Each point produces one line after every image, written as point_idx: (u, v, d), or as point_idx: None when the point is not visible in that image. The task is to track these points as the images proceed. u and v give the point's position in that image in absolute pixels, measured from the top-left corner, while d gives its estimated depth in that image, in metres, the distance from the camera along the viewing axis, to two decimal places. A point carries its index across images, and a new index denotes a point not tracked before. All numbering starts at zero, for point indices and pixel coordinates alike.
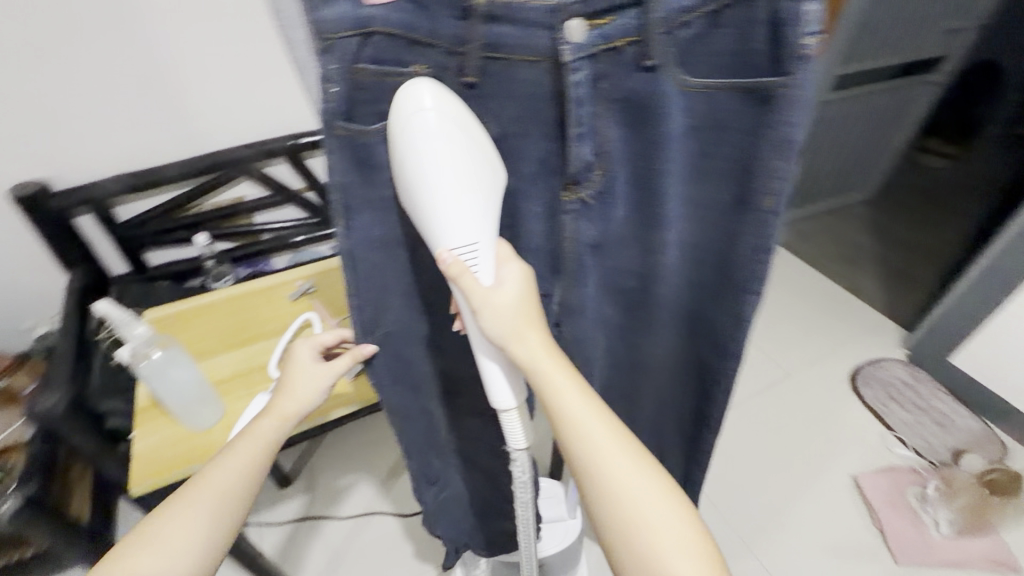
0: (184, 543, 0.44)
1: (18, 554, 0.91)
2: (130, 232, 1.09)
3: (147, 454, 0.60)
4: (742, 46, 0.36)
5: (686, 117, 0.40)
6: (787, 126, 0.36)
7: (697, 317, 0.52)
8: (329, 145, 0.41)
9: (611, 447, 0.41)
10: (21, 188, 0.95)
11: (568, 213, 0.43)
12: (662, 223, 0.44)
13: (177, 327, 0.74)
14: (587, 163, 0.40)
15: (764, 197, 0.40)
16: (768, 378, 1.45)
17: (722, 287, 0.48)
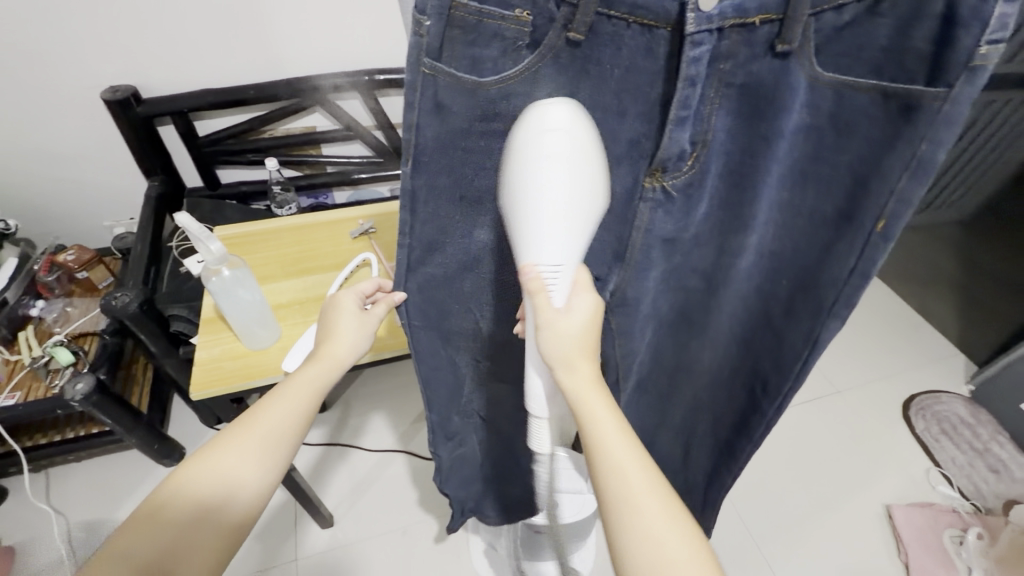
0: (238, 478, 0.45)
1: (87, 429, 1.01)
2: (205, 148, 1.13)
3: (206, 363, 0.62)
4: (899, 38, 0.31)
5: (803, 115, 0.35)
6: (927, 143, 0.32)
7: (758, 329, 0.48)
8: (410, 86, 0.35)
9: (645, 495, 0.38)
10: (112, 92, 0.99)
11: (646, 201, 0.39)
12: (747, 223, 0.41)
13: (243, 249, 0.77)
14: (682, 151, 0.36)
15: (875, 217, 0.35)
16: (813, 391, 1.39)
17: (796, 304, 0.44)
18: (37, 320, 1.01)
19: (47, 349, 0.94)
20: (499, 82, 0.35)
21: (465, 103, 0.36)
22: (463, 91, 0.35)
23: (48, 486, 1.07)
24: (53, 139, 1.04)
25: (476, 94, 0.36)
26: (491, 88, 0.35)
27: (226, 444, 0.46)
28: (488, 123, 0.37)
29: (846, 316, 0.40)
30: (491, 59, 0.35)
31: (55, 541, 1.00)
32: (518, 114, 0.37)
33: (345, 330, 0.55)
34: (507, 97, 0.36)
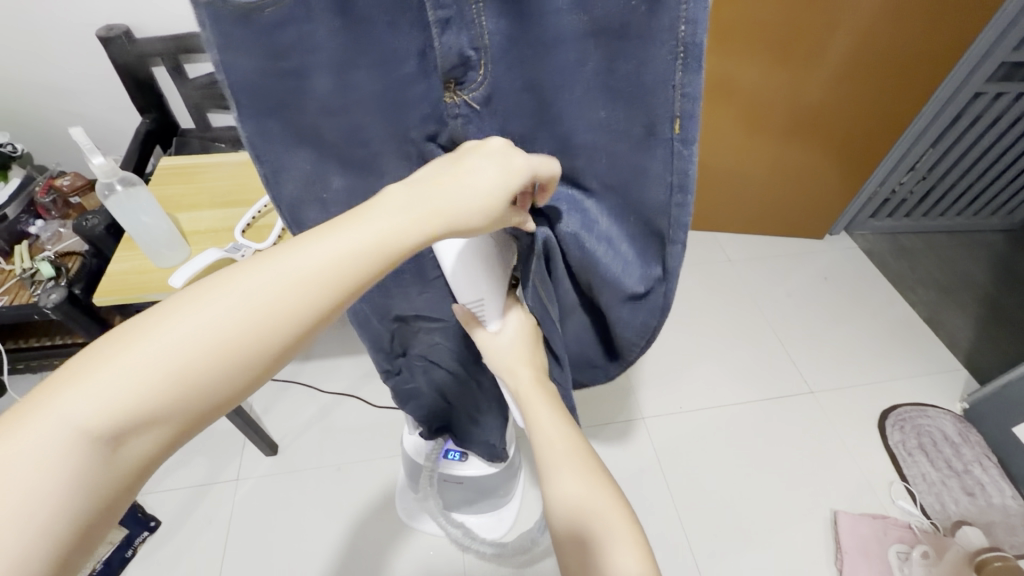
0: (187, 362, 0.31)
1: (71, 339, 1.13)
2: (193, 90, 1.19)
3: (117, 274, 0.68)
4: None
5: (577, 17, 0.36)
6: (686, 27, 0.34)
7: (617, 266, 0.50)
8: (198, 17, 0.36)
9: (572, 459, 0.53)
10: (107, 30, 1.05)
11: (456, 116, 0.44)
12: (570, 136, 0.44)
13: (180, 176, 0.82)
14: (463, 57, 0.39)
15: (670, 120, 0.39)
16: (784, 388, 1.32)
17: (642, 226, 0.47)
18: (34, 237, 1.12)
19: (35, 263, 1.06)
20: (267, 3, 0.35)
21: (244, 32, 0.36)
22: (238, 19, 0.35)
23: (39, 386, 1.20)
24: (54, 71, 1.13)
25: (253, 19, 0.35)
26: (260, 12, 0.35)
27: (125, 369, 0.30)
28: (279, 58, 0.38)
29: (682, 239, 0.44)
30: None
31: None
32: (296, 43, 0.37)
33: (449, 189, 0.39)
34: (283, 24, 0.36)
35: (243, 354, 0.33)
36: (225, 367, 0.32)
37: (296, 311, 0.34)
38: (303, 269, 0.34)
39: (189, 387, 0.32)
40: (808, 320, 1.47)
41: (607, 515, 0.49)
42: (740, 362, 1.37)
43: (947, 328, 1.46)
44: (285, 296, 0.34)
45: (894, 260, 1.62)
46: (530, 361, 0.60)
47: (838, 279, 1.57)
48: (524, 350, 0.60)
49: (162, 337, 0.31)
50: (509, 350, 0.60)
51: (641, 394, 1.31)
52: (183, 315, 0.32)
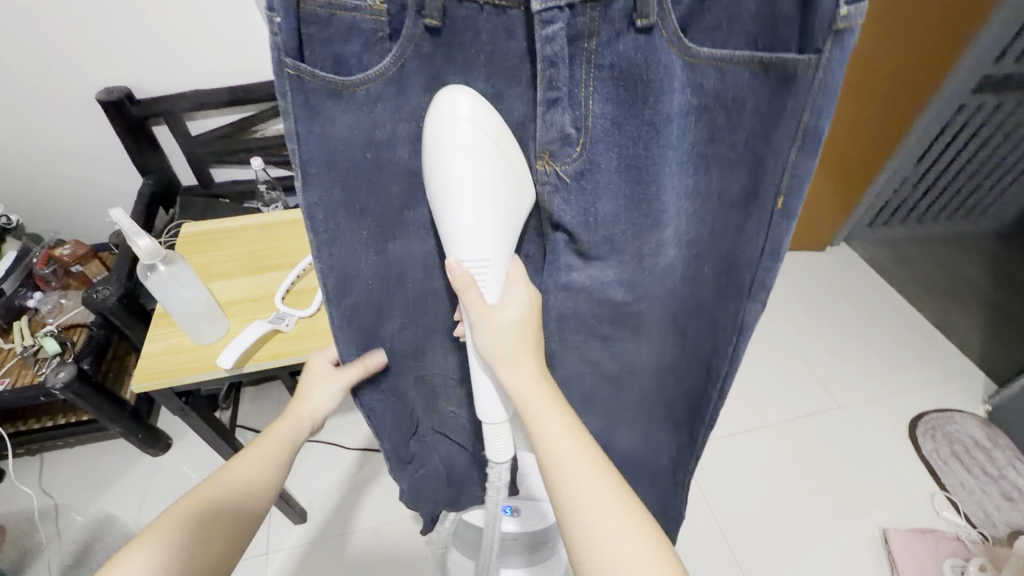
0: (214, 522, 0.46)
1: (78, 417, 1.07)
2: (197, 147, 1.15)
3: (153, 357, 0.64)
4: (768, 5, 0.33)
5: (686, 94, 0.37)
6: (811, 115, 0.35)
7: (689, 308, 0.50)
8: (280, 91, 0.34)
9: (599, 492, 0.40)
10: (106, 93, 1.02)
11: (543, 185, 0.41)
12: (659, 210, 0.42)
13: (204, 245, 0.78)
14: (564, 134, 0.38)
15: (775, 195, 0.39)
16: (813, 405, 1.32)
17: (723, 286, 0.47)
18: (34, 310, 1.06)
19: (38, 339, 1.00)
20: (366, 80, 0.36)
21: (336, 107, 0.36)
22: (330, 94, 0.35)
23: (41, 469, 1.12)
24: (52, 136, 1.08)
25: (343, 96, 0.36)
26: (356, 88, 0.36)
27: (151, 553, 0.42)
28: (369, 129, 0.39)
29: (763, 298, 0.44)
30: (354, 55, 0.35)
31: (41, 527, 1.05)
32: (390, 113, 0.38)
33: (311, 391, 0.58)
34: (379, 99, 0.37)
35: (238, 523, 0.47)
36: (232, 514, 0.47)
37: (260, 498, 0.50)
38: (255, 467, 0.51)
39: (215, 538, 0.45)
40: (825, 334, 1.48)
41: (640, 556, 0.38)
42: (765, 383, 1.37)
43: (957, 331, 1.49)
44: (252, 488, 0.49)
45: (895, 269, 1.66)
46: (530, 354, 0.45)
47: (844, 288, 1.61)
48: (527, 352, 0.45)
49: (183, 516, 0.45)
50: (502, 344, 0.44)
51: None
52: (190, 510, 0.45)
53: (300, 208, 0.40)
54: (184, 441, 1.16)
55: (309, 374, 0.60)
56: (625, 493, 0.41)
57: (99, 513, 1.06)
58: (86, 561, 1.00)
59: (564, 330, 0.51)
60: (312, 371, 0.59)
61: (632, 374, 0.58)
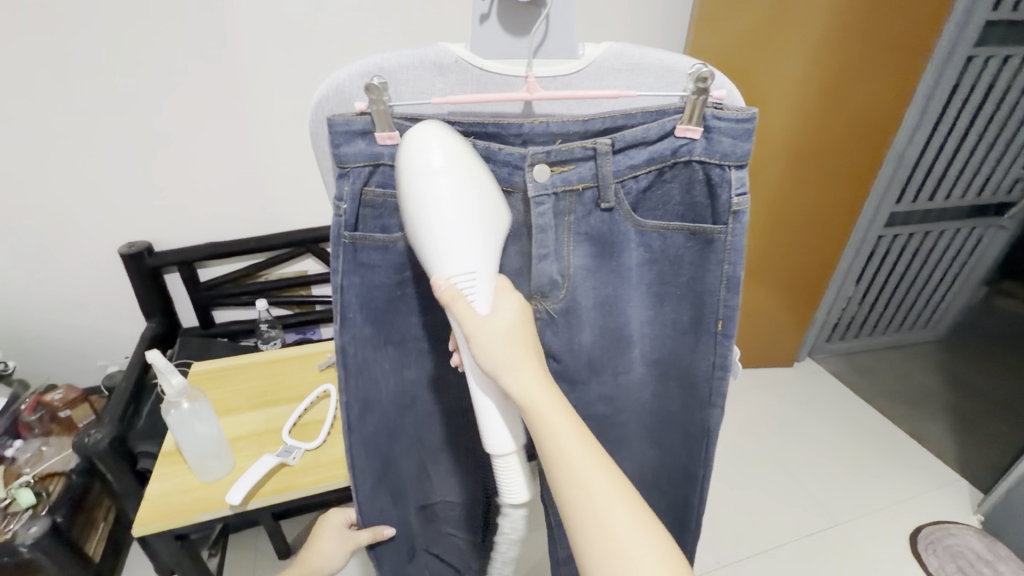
0: None
1: None
2: (203, 291, 1.23)
3: (157, 498, 0.65)
4: (689, 196, 0.45)
5: (641, 250, 0.47)
6: (729, 265, 0.45)
7: (662, 421, 0.56)
8: (334, 254, 0.44)
9: (605, 496, 0.40)
10: (128, 247, 1.12)
11: (536, 322, 0.47)
12: (627, 337, 0.51)
13: (213, 381, 0.82)
14: (552, 281, 0.46)
15: (715, 321, 0.47)
16: (809, 523, 1.31)
17: (687, 397, 0.53)
18: (8, 459, 0.99)
19: (12, 491, 0.92)
20: (405, 239, 0.46)
21: (379, 256, 0.46)
22: (377, 248, 0.46)
23: None
24: (65, 288, 1.16)
25: (388, 249, 0.46)
26: (399, 243, 0.46)
27: None
28: (401, 272, 0.48)
29: (721, 403, 0.50)
30: (397, 224, 0.45)
31: None
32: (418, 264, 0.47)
33: (320, 544, 0.66)
34: (413, 250, 0.47)
35: None
36: None
37: None
38: None
39: None
40: (807, 448, 1.51)
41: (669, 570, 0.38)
42: (760, 504, 1.35)
43: (930, 439, 1.55)
44: None
45: (859, 380, 1.75)
46: (532, 357, 0.42)
47: (816, 401, 1.68)
48: (525, 356, 0.42)
49: None
50: (501, 352, 0.41)
51: None
52: None
53: (336, 343, 0.47)
54: None
55: (325, 526, 0.67)
56: (626, 490, 0.40)
57: None
58: None
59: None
60: (327, 524, 0.67)
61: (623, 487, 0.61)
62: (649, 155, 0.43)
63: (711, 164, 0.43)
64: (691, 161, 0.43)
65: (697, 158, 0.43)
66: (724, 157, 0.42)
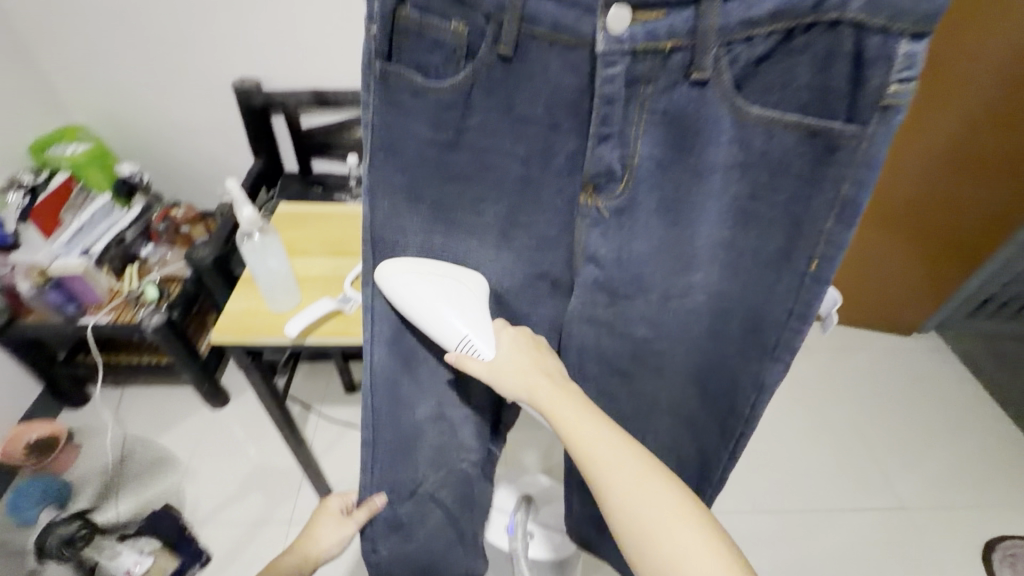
0: None
1: (155, 360, 1.18)
2: (305, 138, 1.26)
3: (234, 316, 0.71)
4: (821, 78, 0.36)
5: (734, 148, 0.40)
6: (851, 184, 0.37)
7: (711, 365, 0.50)
8: (368, 84, 0.44)
9: (610, 442, 0.44)
10: (241, 83, 1.15)
11: (583, 219, 0.46)
12: (692, 255, 0.45)
13: (293, 222, 0.86)
14: (609, 168, 0.43)
15: (807, 259, 0.41)
16: (869, 498, 1.21)
17: (747, 341, 0.47)
18: (142, 260, 1.18)
19: (142, 285, 1.12)
20: (440, 83, 0.43)
21: (415, 100, 0.45)
22: (413, 89, 0.44)
23: (120, 398, 1.24)
24: (187, 113, 1.25)
25: (426, 95, 0.44)
26: (433, 87, 0.43)
27: None
28: (444, 121, 0.45)
29: (786, 358, 0.44)
30: (435, 65, 0.43)
31: (107, 451, 1.15)
32: (456, 121, 0.45)
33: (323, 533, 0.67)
34: (451, 99, 0.44)
35: None
36: None
37: None
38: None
39: None
40: (896, 424, 1.35)
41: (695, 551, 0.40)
42: (819, 468, 1.26)
43: None
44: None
45: (992, 368, 1.48)
46: (535, 371, 0.49)
47: (927, 377, 1.46)
48: (523, 370, 0.48)
49: None
50: (511, 375, 0.48)
51: None
52: None
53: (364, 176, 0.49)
54: (241, 399, 1.26)
55: (322, 514, 0.70)
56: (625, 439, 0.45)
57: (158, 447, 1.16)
58: (137, 486, 1.10)
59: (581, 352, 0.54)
60: (325, 512, 0.70)
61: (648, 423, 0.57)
62: (775, 5, 0.34)
63: (870, 29, 0.33)
64: (840, 20, 0.34)
65: (849, 17, 0.33)
66: (892, 20, 0.32)
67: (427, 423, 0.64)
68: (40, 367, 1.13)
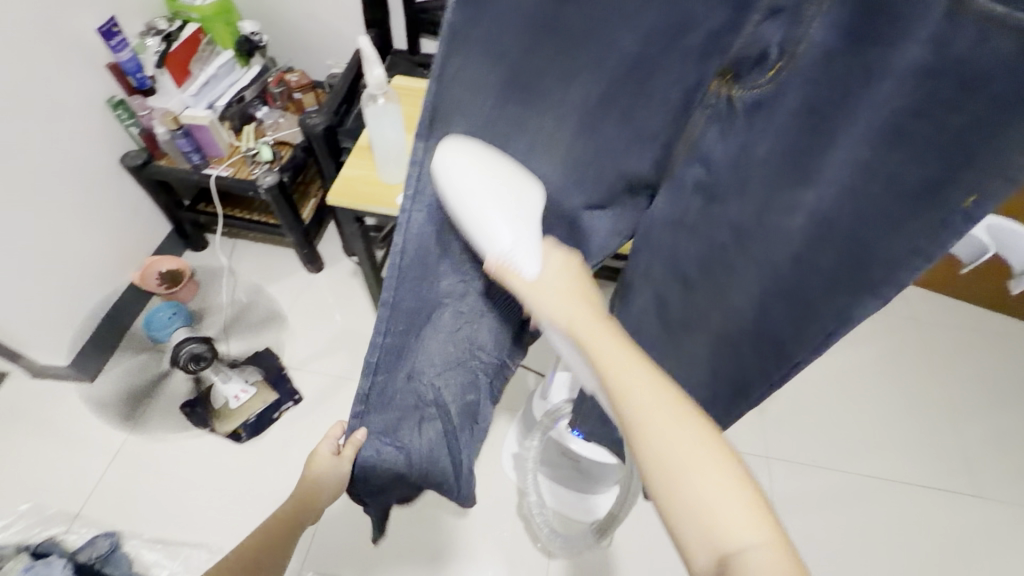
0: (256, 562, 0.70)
1: (265, 219, 1.28)
2: (419, 13, 1.22)
3: (349, 179, 0.74)
4: None
5: (927, 46, 0.25)
6: None
7: (771, 301, 0.40)
8: None
9: (647, 376, 0.35)
10: None
11: (705, 108, 0.35)
12: (816, 168, 0.32)
13: (410, 97, 0.85)
14: (764, 52, 0.31)
15: (965, 195, 0.28)
16: (944, 480, 1.15)
17: (836, 286, 0.35)
18: (257, 121, 1.24)
19: (257, 145, 1.18)
20: None
21: None
22: None
23: (233, 248, 1.37)
24: None
25: None
26: None
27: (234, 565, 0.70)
28: None
29: (887, 298, 0.34)
30: None
31: (224, 292, 1.30)
32: None
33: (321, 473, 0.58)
34: None
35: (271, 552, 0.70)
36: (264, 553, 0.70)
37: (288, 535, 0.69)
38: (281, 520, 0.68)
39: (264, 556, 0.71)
40: (999, 416, 1.23)
41: (738, 517, 0.32)
42: (895, 439, 1.19)
43: None
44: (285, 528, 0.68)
45: None
46: (578, 296, 0.38)
47: None
48: (565, 291, 0.38)
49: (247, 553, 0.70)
50: (550, 296, 0.37)
51: (767, 430, 1.19)
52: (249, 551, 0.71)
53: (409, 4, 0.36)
54: (334, 268, 1.35)
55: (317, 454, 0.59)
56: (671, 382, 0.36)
57: (265, 303, 1.28)
58: (248, 329, 1.24)
59: (649, 263, 0.47)
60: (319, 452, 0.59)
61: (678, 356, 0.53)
62: None
63: None
64: None
65: None
66: None
67: (444, 306, 0.45)
68: (166, 208, 1.24)
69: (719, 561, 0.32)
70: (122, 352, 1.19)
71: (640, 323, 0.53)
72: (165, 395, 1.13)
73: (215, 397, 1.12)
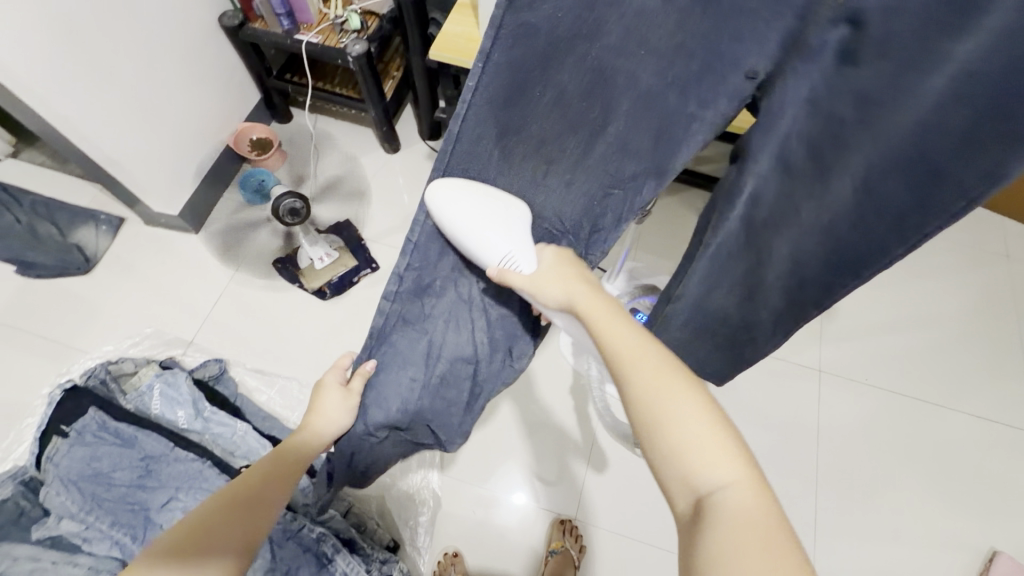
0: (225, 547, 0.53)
1: (348, 93, 1.30)
2: None
3: (451, 36, 0.76)
4: None
5: None
6: None
7: (893, 167, 0.41)
8: None
9: (642, 348, 0.46)
10: None
11: None
12: (982, 9, 0.33)
13: None
14: None
15: None
16: (1003, 414, 1.14)
17: (970, 138, 0.37)
18: None
19: (346, 12, 1.17)
20: None
21: None
22: None
23: (315, 122, 1.41)
24: None
25: None
26: None
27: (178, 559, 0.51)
28: None
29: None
30: None
31: (308, 163, 1.36)
32: None
33: (329, 408, 0.64)
34: None
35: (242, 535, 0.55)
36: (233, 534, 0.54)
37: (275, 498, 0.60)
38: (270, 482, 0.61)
39: (241, 536, 0.55)
40: None
41: (715, 459, 0.40)
42: (958, 371, 1.18)
43: None
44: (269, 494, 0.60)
45: None
46: (576, 282, 0.53)
47: None
48: (557, 283, 0.53)
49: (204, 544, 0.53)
50: (551, 283, 0.53)
51: (824, 345, 1.20)
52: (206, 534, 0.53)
53: None
54: (410, 150, 1.38)
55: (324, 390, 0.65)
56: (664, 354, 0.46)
57: (347, 178, 1.34)
58: (331, 200, 1.31)
59: (763, 149, 0.48)
60: (325, 388, 0.65)
61: (779, 231, 0.51)
62: None
63: None
64: None
65: None
66: None
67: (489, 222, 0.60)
68: (257, 74, 1.28)
69: (692, 503, 0.39)
70: (221, 208, 1.30)
71: (747, 205, 0.51)
72: (259, 251, 1.24)
73: (302, 258, 1.22)
